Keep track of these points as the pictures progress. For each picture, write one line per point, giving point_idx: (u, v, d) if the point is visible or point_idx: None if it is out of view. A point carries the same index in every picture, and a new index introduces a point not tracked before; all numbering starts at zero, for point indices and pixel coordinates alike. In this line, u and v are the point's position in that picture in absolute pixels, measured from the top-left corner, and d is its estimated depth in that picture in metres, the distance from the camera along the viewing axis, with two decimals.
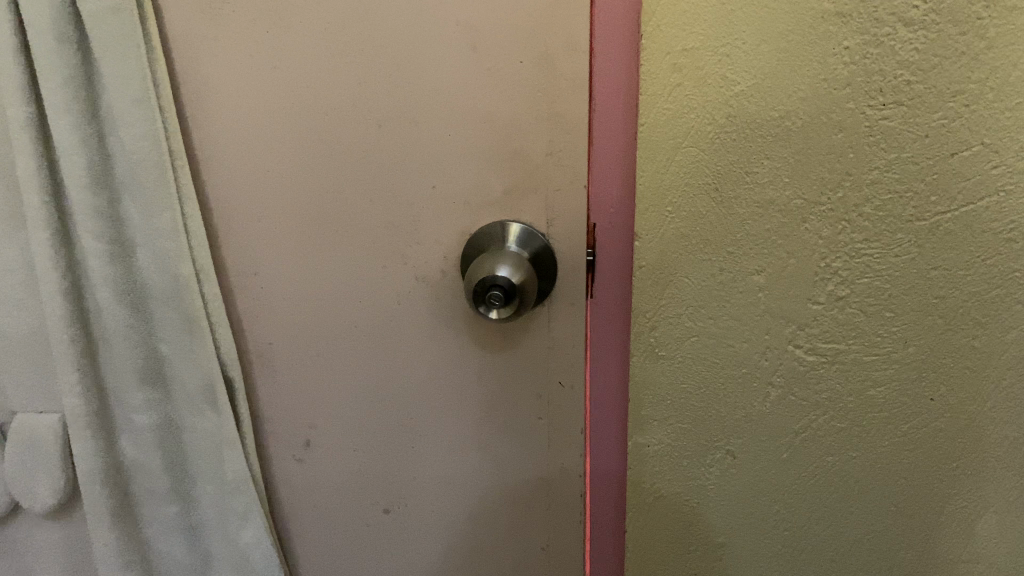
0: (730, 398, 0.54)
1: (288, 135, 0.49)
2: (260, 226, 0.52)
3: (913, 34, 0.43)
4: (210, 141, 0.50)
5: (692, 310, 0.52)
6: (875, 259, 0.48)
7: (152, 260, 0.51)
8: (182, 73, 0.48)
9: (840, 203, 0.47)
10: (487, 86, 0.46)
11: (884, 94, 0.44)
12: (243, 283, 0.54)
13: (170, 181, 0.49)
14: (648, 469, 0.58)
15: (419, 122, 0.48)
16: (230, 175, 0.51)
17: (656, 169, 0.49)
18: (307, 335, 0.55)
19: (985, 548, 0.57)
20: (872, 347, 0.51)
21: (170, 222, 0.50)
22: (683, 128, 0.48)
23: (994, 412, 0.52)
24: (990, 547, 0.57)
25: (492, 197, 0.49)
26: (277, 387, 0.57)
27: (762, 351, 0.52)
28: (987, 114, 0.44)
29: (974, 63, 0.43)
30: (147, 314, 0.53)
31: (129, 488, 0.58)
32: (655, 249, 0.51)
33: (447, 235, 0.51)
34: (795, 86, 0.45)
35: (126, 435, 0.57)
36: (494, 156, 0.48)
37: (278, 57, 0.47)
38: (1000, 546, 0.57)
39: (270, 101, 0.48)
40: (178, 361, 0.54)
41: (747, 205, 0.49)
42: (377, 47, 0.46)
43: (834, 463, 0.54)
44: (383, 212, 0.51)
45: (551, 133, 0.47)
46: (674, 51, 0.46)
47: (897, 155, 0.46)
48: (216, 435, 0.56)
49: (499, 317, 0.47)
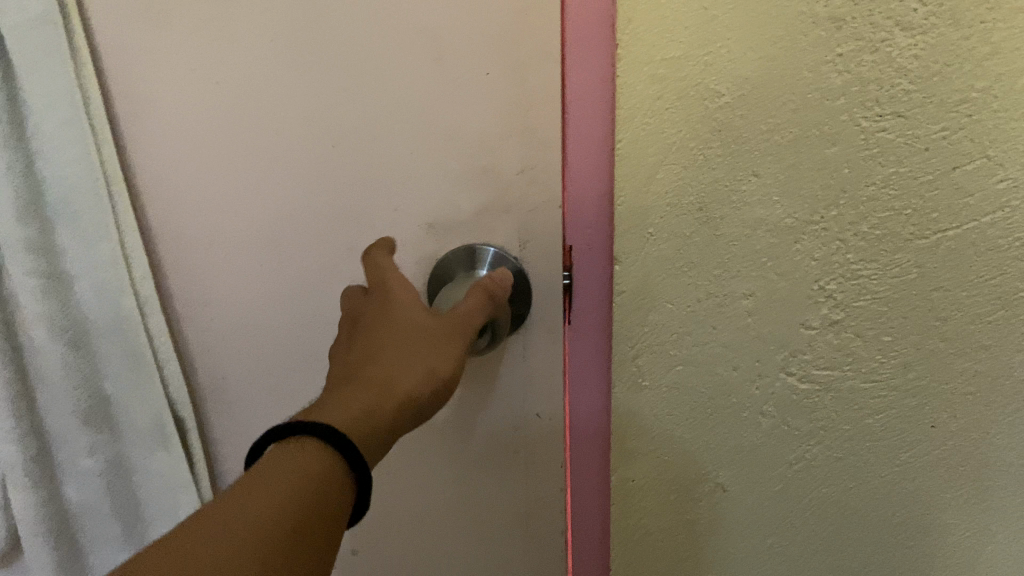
0: (721, 429, 0.51)
1: (235, 154, 0.45)
2: (209, 253, 0.48)
3: (911, 39, 0.39)
4: (151, 163, 0.46)
5: (677, 337, 0.48)
6: (872, 280, 0.45)
7: (91, 295, 0.47)
8: (118, 89, 0.44)
9: (835, 222, 0.44)
10: (450, 100, 0.43)
11: (881, 104, 0.41)
12: (193, 314, 0.50)
13: (107, 208, 0.45)
14: (634, 504, 0.54)
15: (380, 139, 0.44)
16: (172, 197, 0.47)
17: (636, 188, 0.44)
18: (265, 367, 0.51)
19: (984, 566, 0.56)
20: (869, 372, 0.48)
21: (110, 252, 0.46)
22: (666, 144, 0.43)
23: (997, 437, 0.50)
24: (988, 565, 0.56)
25: (461, 218, 0.46)
26: (233, 423, 0.53)
27: (753, 379, 0.49)
28: (990, 124, 0.41)
29: (977, 70, 0.40)
30: (88, 351, 0.49)
31: (76, 535, 0.54)
32: (637, 273, 0.47)
33: (413, 259, 0.47)
34: (784, 96, 0.41)
35: (70, 482, 0.52)
36: (462, 174, 0.45)
37: (221, 71, 0.43)
38: (998, 563, 0.55)
39: (213, 116, 0.44)
40: (125, 402, 0.50)
41: (734, 225, 0.45)
42: (331, 63, 0.42)
43: (832, 493, 0.52)
44: (342, 238, 0.47)
45: (525, 149, 0.43)
46: (653, 61, 0.41)
47: (896, 169, 0.42)
48: (169, 477, 0.52)
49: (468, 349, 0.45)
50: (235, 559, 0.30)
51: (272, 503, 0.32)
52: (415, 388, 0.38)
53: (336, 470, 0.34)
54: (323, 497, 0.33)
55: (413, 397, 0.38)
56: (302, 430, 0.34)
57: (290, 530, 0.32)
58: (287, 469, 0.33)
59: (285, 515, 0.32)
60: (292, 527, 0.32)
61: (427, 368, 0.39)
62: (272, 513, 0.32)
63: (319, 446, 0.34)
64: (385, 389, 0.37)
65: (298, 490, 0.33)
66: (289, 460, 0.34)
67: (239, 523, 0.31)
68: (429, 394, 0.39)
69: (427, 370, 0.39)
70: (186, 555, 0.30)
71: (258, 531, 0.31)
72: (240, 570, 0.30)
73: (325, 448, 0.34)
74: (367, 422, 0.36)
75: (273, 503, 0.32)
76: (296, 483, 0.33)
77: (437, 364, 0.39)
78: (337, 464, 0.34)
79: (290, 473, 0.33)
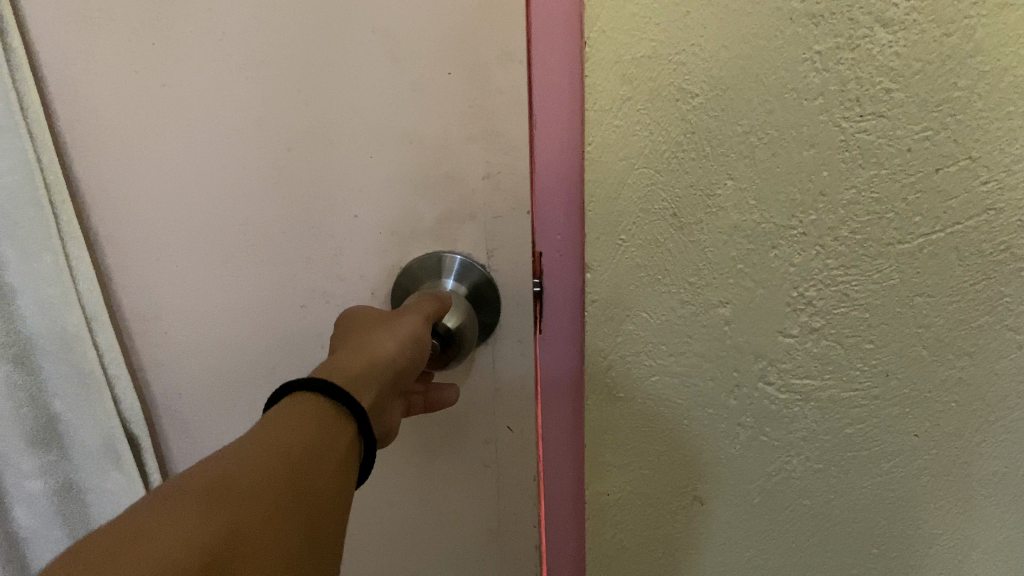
0: (697, 440, 0.49)
1: (184, 161, 0.43)
2: (159, 265, 0.46)
3: (892, 36, 0.37)
4: (95, 169, 0.43)
5: (651, 347, 0.46)
6: (853, 286, 0.43)
7: (35, 310, 0.44)
8: (59, 93, 0.41)
9: (814, 226, 0.42)
10: (412, 103, 0.41)
11: (861, 104, 0.39)
12: (144, 327, 0.48)
13: (48, 219, 0.42)
14: (609, 519, 0.53)
15: (336, 144, 0.42)
16: (119, 206, 0.44)
17: (607, 194, 0.42)
18: (221, 382, 0.49)
19: None
20: (850, 382, 0.46)
21: (53, 265, 0.43)
22: (636, 148, 0.41)
23: (980, 446, 0.49)
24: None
25: (424, 226, 0.44)
26: (189, 439, 0.51)
27: (730, 390, 0.47)
28: (974, 124, 0.39)
29: (961, 68, 0.38)
30: (34, 368, 0.46)
31: (25, 558, 0.53)
32: (609, 282, 0.44)
33: (375, 269, 0.45)
34: (760, 96, 0.39)
35: (17, 505, 0.50)
36: (423, 180, 0.43)
37: (167, 71, 0.40)
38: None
39: (159, 119, 0.41)
40: (75, 419, 0.48)
41: (710, 231, 0.43)
42: (283, 63, 0.40)
43: (812, 505, 0.51)
44: (299, 246, 0.45)
45: (487, 154, 0.42)
46: (622, 61, 0.39)
47: (876, 172, 0.40)
48: (124, 496, 0.50)
49: (445, 360, 0.44)
50: (277, 489, 0.29)
51: (297, 435, 0.31)
52: (388, 346, 0.37)
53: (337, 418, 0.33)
54: (331, 442, 0.33)
55: (388, 354, 0.37)
56: (299, 385, 0.33)
57: (309, 452, 0.31)
58: (291, 414, 0.32)
59: (304, 441, 0.31)
60: (317, 469, 0.31)
61: (395, 330, 0.38)
62: (292, 438, 0.31)
63: (317, 396, 0.33)
64: (359, 351, 0.37)
65: (310, 430, 0.32)
66: (287, 413, 0.33)
67: (268, 445, 0.31)
68: (403, 349, 0.38)
69: (395, 331, 0.38)
70: (223, 472, 0.29)
71: (281, 450, 0.31)
72: (273, 468, 0.30)
73: (324, 399, 0.33)
74: (345, 372, 0.35)
75: (297, 434, 0.31)
76: (298, 422, 0.32)
77: (403, 327, 0.39)
78: (338, 415, 0.34)
79: (294, 420, 0.32)
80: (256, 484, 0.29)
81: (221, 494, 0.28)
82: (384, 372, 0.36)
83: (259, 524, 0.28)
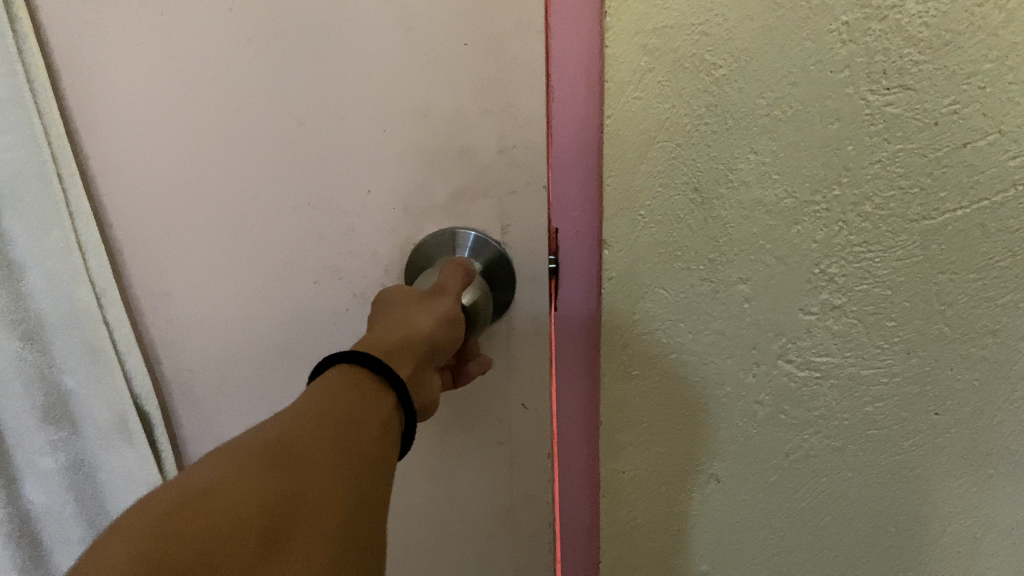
0: (715, 418, 0.49)
1: (193, 135, 0.42)
2: (168, 241, 0.45)
3: (921, 5, 0.36)
4: (104, 145, 0.42)
5: (669, 325, 0.45)
6: (876, 263, 0.43)
7: (45, 286, 0.44)
8: (63, 65, 0.40)
9: (837, 202, 0.41)
10: (426, 76, 0.40)
11: (888, 77, 0.38)
12: (155, 304, 0.47)
13: (56, 194, 0.41)
14: (624, 496, 0.52)
15: (349, 117, 0.41)
16: (127, 181, 0.43)
17: (625, 168, 0.41)
18: (233, 359, 0.49)
19: (983, 559, 0.54)
20: (871, 360, 0.46)
21: (60, 240, 0.42)
22: (656, 120, 0.40)
23: (1000, 425, 0.48)
24: (988, 558, 0.54)
25: (439, 201, 0.43)
26: (200, 417, 0.51)
27: (749, 367, 0.46)
28: (1004, 96, 0.38)
29: (992, 39, 0.37)
30: (44, 345, 0.46)
31: (38, 533, 0.53)
32: (626, 259, 0.44)
33: (389, 245, 0.45)
34: (784, 68, 0.38)
35: (30, 481, 0.50)
36: (436, 155, 0.42)
37: (176, 43, 0.39)
38: (998, 556, 0.54)
39: (168, 92, 0.40)
40: (87, 395, 0.47)
41: (731, 206, 0.42)
42: (295, 34, 0.39)
43: (829, 483, 0.50)
44: (310, 221, 0.44)
45: (502, 128, 0.41)
46: (643, 30, 0.38)
47: (902, 146, 0.39)
48: (136, 471, 0.50)
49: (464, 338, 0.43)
50: (329, 455, 0.30)
51: (340, 402, 0.32)
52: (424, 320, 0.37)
53: (376, 390, 0.33)
54: (372, 411, 0.33)
55: (424, 327, 0.37)
56: (340, 359, 0.34)
57: (355, 417, 0.32)
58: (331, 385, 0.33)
59: (348, 406, 0.32)
60: (364, 436, 0.32)
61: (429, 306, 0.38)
62: (335, 404, 0.32)
63: (358, 368, 0.34)
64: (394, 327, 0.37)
65: (352, 398, 0.32)
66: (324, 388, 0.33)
67: (314, 412, 0.31)
68: (437, 323, 0.37)
69: (429, 307, 0.38)
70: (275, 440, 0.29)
71: (326, 414, 0.31)
72: (320, 429, 0.30)
73: (364, 371, 0.34)
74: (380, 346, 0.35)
75: (339, 400, 0.32)
76: (337, 392, 0.32)
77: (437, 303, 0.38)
78: (376, 387, 0.33)
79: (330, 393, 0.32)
80: (310, 449, 0.29)
81: (277, 458, 0.28)
82: (419, 346, 0.36)
83: (317, 480, 0.29)
